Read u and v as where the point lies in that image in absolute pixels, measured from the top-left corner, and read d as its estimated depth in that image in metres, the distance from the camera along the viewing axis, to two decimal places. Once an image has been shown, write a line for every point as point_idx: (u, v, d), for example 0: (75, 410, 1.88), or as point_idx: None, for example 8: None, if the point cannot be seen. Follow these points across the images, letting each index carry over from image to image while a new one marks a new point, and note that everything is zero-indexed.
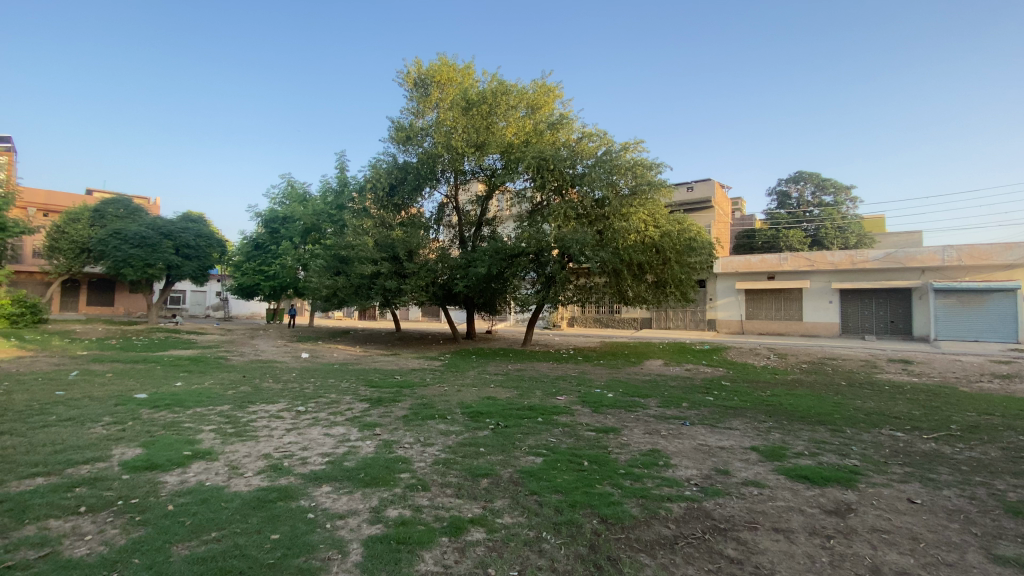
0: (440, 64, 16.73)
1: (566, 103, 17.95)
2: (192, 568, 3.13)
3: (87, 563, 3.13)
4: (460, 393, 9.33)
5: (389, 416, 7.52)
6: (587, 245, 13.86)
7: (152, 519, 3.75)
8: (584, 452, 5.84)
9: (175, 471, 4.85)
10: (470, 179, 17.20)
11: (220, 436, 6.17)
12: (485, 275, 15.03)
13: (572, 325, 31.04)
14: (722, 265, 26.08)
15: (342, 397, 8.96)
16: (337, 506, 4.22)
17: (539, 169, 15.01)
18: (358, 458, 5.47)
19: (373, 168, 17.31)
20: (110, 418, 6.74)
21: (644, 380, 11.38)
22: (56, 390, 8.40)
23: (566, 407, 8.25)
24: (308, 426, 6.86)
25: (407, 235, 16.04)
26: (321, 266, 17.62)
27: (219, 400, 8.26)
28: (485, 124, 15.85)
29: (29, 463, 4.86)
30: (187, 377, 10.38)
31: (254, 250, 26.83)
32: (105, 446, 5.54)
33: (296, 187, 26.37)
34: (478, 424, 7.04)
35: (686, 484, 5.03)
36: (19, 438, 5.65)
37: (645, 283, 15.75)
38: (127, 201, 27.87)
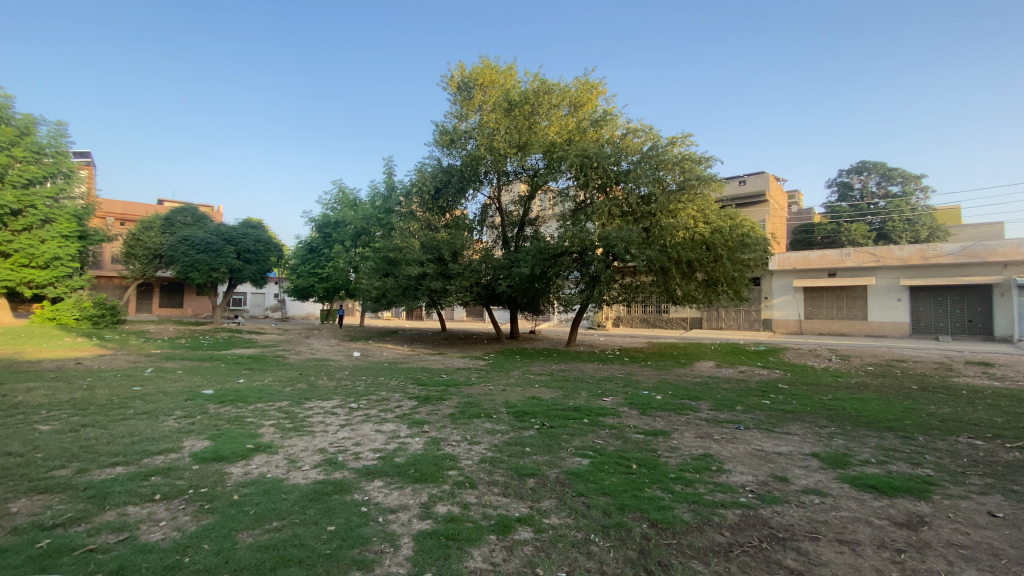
0: (483, 67, 16.87)
1: (611, 99, 17.68)
2: (256, 555, 3.30)
3: (162, 547, 3.36)
4: (506, 393, 9.37)
5: (436, 414, 7.67)
6: (633, 243, 13.58)
7: (219, 508, 3.99)
8: (632, 455, 5.74)
9: (239, 463, 5.14)
10: (513, 179, 17.23)
11: (280, 430, 6.48)
12: (529, 275, 15.04)
13: (618, 325, 30.57)
14: (777, 262, 25.01)
15: (391, 395, 9.21)
16: (388, 500, 4.33)
17: (582, 167, 14.87)
18: (407, 454, 5.60)
19: (418, 172, 17.61)
20: (181, 412, 7.23)
21: (695, 382, 11.02)
22: (134, 386, 9.11)
23: (613, 409, 8.13)
24: (360, 422, 7.09)
25: (452, 237, 16.29)
26: (370, 268, 18.15)
27: (277, 396, 8.70)
28: (528, 123, 15.86)
29: (111, 453, 5.29)
30: (248, 375, 10.98)
31: (309, 253, 28.05)
32: (176, 438, 5.93)
33: (347, 193, 27.34)
34: (524, 424, 7.04)
35: (741, 490, 4.83)
36: (102, 430, 6.16)
37: (695, 282, 15.30)
38: (193, 208, 29.66)
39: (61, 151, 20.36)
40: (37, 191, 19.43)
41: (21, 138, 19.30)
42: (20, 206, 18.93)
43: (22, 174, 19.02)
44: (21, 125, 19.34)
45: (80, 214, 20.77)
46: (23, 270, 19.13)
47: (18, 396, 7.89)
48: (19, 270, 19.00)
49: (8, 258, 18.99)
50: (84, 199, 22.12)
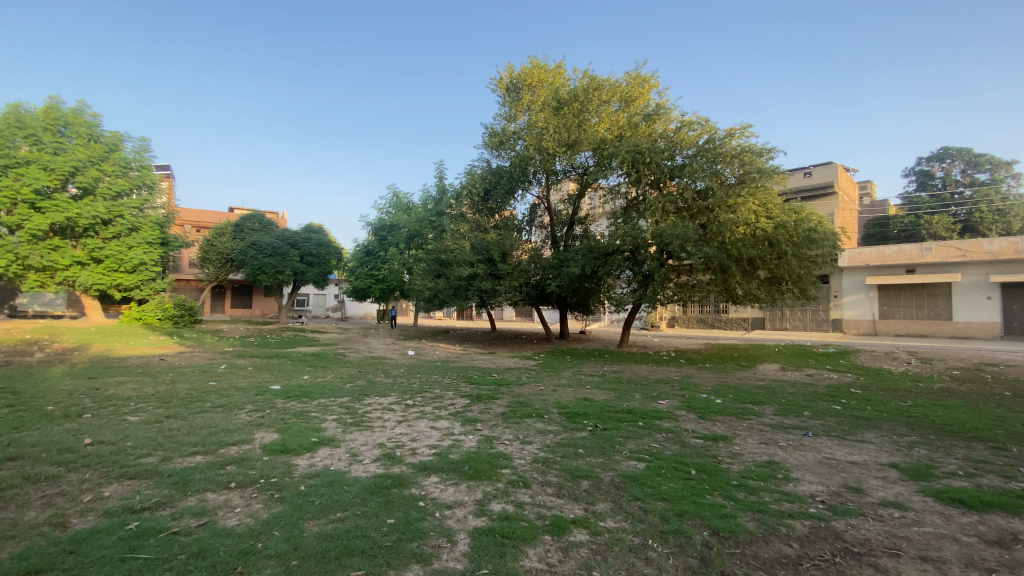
0: (531, 67, 16.88)
1: (663, 92, 17.24)
2: (322, 544, 3.44)
3: (238, 532, 3.59)
4: (557, 393, 9.31)
5: (489, 412, 7.74)
6: (689, 241, 13.12)
7: (288, 497, 4.21)
8: (691, 460, 5.54)
9: (304, 455, 5.40)
10: (562, 179, 17.14)
11: (342, 425, 6.77)
12: (578, 275, 14.88)
13: (672, 325, 29.73)
14: (848, 258, 23.51)
15: (444, 393, 9.39)
16: (444, 496, 4.41)
17: (634, 163, 14.56)
18: (461, 451, 5.69)
19: (468, 175, 17.83)
20: (252, 406, 7.71)
21: (757, 386, 10.47)
22: (211, 381, 9.82)
23: (669, 412, 7.88)
24: (416, 419, 7.28)
25: (501, 237, 16.41)
26: (422, 269, 18.62)
27: (338, 392, 9.08)
28: (577, 121, 15.73)
29: (191, 443, 5.70)
30: (312, 372, 11.57)
31: (365, 256, 29.13)
32: (248, 430, 6.31)
33: (401, 197, 28.17)
34: (576, 425, 6.96)
35: (811, 500, 4.54)
36: (183, 421, 6.66)
37: (756, 280, 14.65)
38: (260, 215, 31.41)
39: (144, 164, 22.26)
40: (125, 202, 21.22)
41: (110, 154, 21.19)
42: (111, 217, 20.77)
43: (111, 187, 20.81)
44: (109, 141, 21.29)
45: (160, 222, 22.56)
46: (114, 274, 21.06)
47: (112, 389, 8.69)
48: (111, 275, 20.92)
49: (100, 263, 20.89)
50: (164, 208, 24.09)
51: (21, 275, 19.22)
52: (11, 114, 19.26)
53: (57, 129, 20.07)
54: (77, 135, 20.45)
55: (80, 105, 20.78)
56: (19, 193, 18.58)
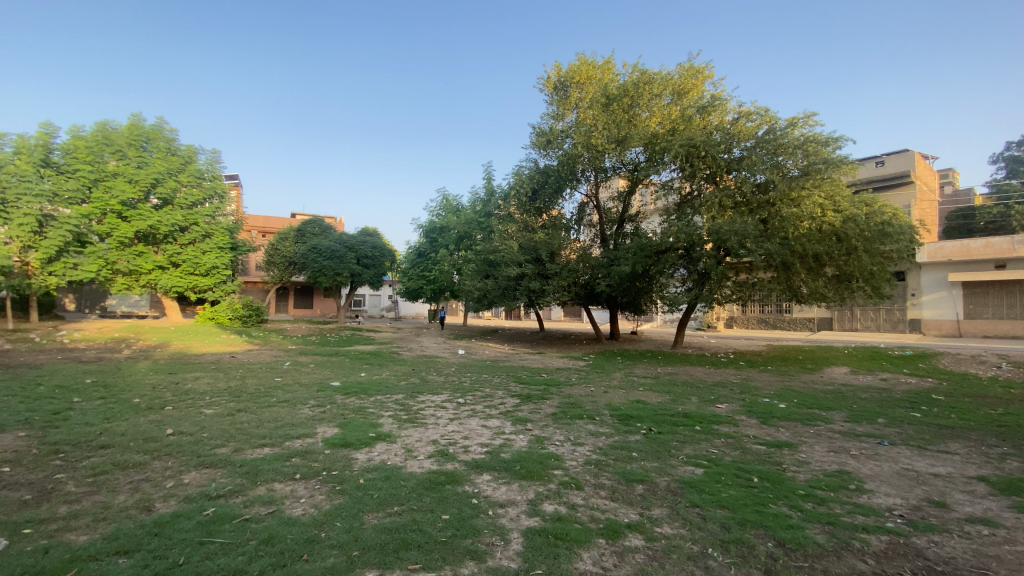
0: (579, 64, 16.67)
1: (718, 82, 16.59)
2: (381, 536, 3.55)
3: (304, 521, 3.77)
4: (608, 395, 9.14)
5: (539, 413, 7.72)
6: (749, 237, 12.54)
7: (348, 490, 4.38)
8: (752, 467, 5.29)
9: (363, 450, 5.60)
10: (611, 176, 16.86)
11: (397, 421, 6.97)
12: (630, 274, 14.55)
13: (730, 326, 28.56)
14: (927, 253, 21.68)
15: (495, 392, 9.47)
16: (497, 495, 4.44)
17: (688, 157, 14.11)
18: (513, 451, 5.70)
19: (516, 175, 17.83)
20: (314, 401, 8.09)
21: (825, 390, 9.82)
22: (276, 377, 10.40)
23: (728, 417, 7.56)
24: (468, 417, 7.37)
25: (549, 237, 16.36)
26: (472, 269, 18.86)
27: (393, 389, 9.36)
28: (627, 117, 15.39)
29: (259, 435, 6.05)
30: (369, 369, 12.01)
31: (417, 258, 29.88)
32: (311, 424, 6.62)
33: (450, 200, 28.64)
34: (629, 428, 6.81)
35: (887, 514, 4.21)
36: (252, 414, 7.09)
37: (823, 277, 13.83)
38: (319, 220, 32.87)
39: (215, 174, 23.95)
40: (199, 210, 22.88)
41: (186, 166, 22.89)
42: (188, 224, 22.39)
43: (187, 197, 22.48)
44: (185, 154, 23.05)
45: (231, 228, 24.13)
46: (190, 277, 22.69)
47: (189, 383, 9.38)
48: (188, 278, 22.56)
49: (178, 267, 22.56)
50: (233, 215, 25.80)
51: (110, 279, 21.06)
52: (101, 131, 21.12)
53: (140, 144, 21.81)
54: (157, 149, 22.21)
55: (160, 121, 22.54)
56: (107, 204, 20.24)
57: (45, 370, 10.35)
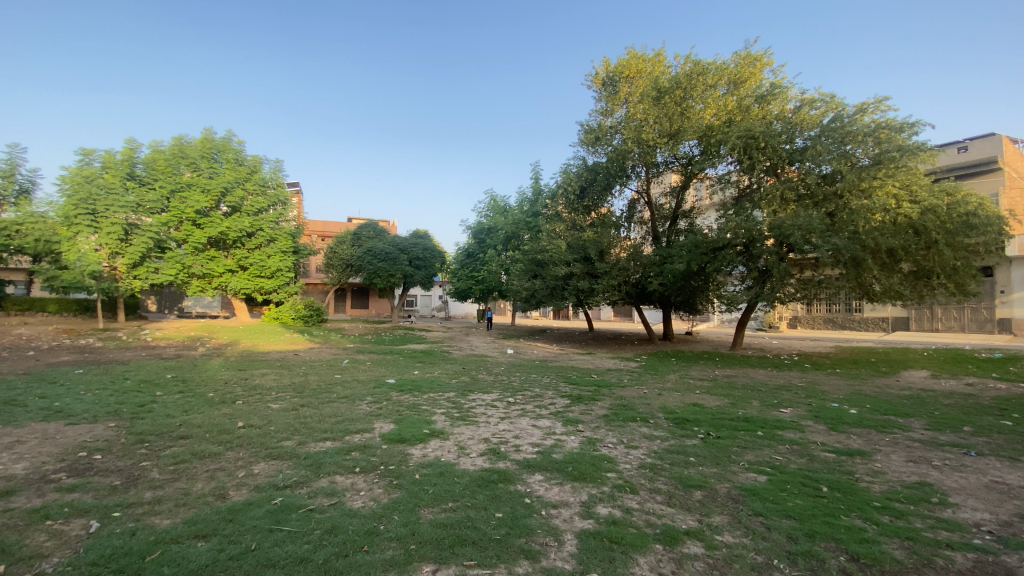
0: (629, 58, 16.27)
1: (778, 70, 15.79)
2: (436, 531, 3.62)
3: (363, 513, 3.90)
4: (662, 398, 8.88)
5: (590, 414, 7.62)
6: (814, 231, 11.84)
7: (405, 485, 4.50)
8: (821, 475, 4.98)
9: (418, 446, 5.73)
10: (663, 171, 16.46)
11: (450, 418, 7.09)
12: (684, 272, 14.10)
13: (793, 326, 27.12)
14: (1017, 246, 19.68)
15: (545, 391, 9.44)
16: (550, 495, 4.41)
17: (746, 149, 13.51)
18: (565, 451, 5.65)
19: (563, 174, 17.66)
20: (371, 398, 8.38)
21: (902, 396, 9.10)
22: (336, 374, 10.86)
23: (793, 422, 7.15)
24: (518, 416, 7.39)
25: (598, 235, 16.15)
26: (520, 268, 18.87)
27: (445, 387, 9.55)
28: (680, 110, 14.91)
29: (322, 429, 6.34)
30: (421, 367, 12.32)
31: (467, 258, 30.34)
32: (369, 420, 6.87)
33: (498, 201, 28.86)
34: (686, 432, 6.58)
35: (976, 530, 3.84)
36: (315, 409, 7.43)
37: (899, 274, 12.87)
38: (373, 224, 33.96)
39: (278, 183, 25.37)
40: (264, 217, 24.29)
41: (252, 175, 24.38)
42: (254, 230, 23.82)
43: (254, 204, 23.93)
44: (252, 164, 24.55)
45: (293, 233, 25.47)
46: (257, 280, 24.10)
47: (257, 379, 9.97)
48: (255, 280, 23.97)
49: (246, 270, 24.02)
50: (295, 221, 27.22)
51: (187, 282, 22.73)
52: (177, 145, 22.84)
53: (212, 156, 23.41)
54: (226, 160, 23.77)
55: (229, 134, 24.12)
56: (183, 213, 21.85)
57: (132, 365, 11.34)
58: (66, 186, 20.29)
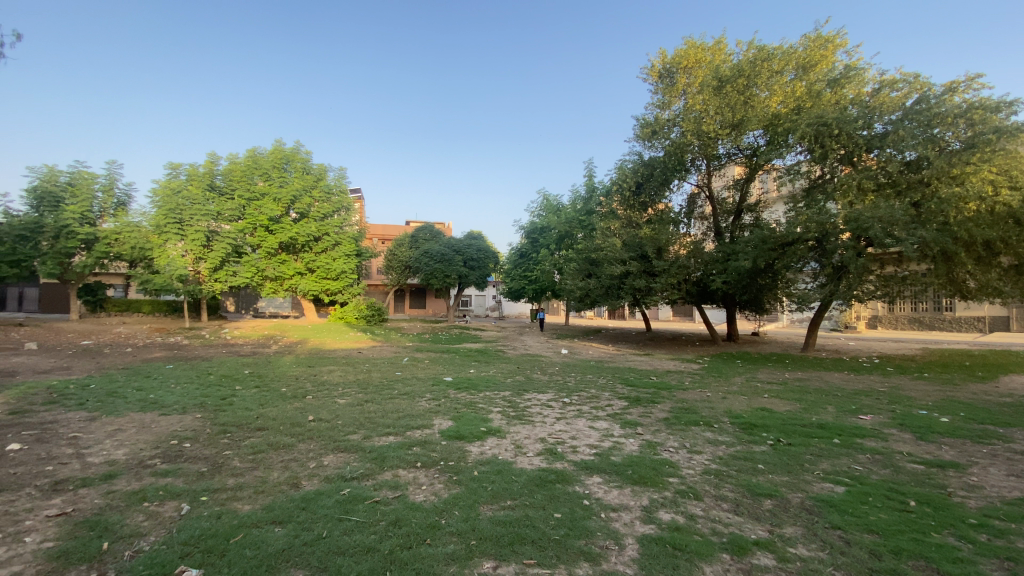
0: (687, 48, 15.66)
1: (853, 50, 14.74)
2: (496, 528, 3.66)
3: (425, 507, 4.02)
4: (727, 401, 8.50)
5: (649, 416, 7.42)
6: (897, 224, 10.95)
7: (464, 481, 4.58)
8: (907, 488, 4.58)
9: (475, 444, 5.81)
10: (726, 163, 15.83)
11: (506, 417, 7.14)
12: (749, 269, 13.46)
13: (872, 326, 25.19)
14: None
15: (601, 392, 9.30)
16: (609, 498, 4.34)
17: (818, 137, 12.70)
18: (623, 454, 5.54)
19: (618, 170, 17.25)
20: (430, 395, 8.61)
21: (1002, 404, 8.20)
22: (397, 371, 11.25)
23: (874, 430, 6.63)
24: (574, 417, 7.33)
25: (656, 232, 15.66)
26: (574, 268, 18.70)
27: (501, 386, 9.64)
28: (743, 99, 14.21)
29: (385, 424, 6.58)
30: (477, 366, 12.51)
31: (520, 258, 30.53)
32: (428, 416, 7.06)
33: (551, 200, 28.79)
34: (754, 438, 6.26)
35: None
36: (378, 405, 7.74)
37: (997, 268, 11.74)
38: (430, 226, 34.81)
39: (342, 189, 26.65)
40: (330, 222, 25.58)
41: (318, 183, 25.79)
42: (321, 234, 25.17)
43: (320, 210, 25.29)
44: (318, 172, 25.97)
45: (356, 237, 26.65)
46: (324, 281, 25.43)
47: (324, 376, 10.52)
48: (321, 282, 25.29)
49: (314, 273, 25.41)
50: (357, 225, 28.50)
51: (261, 284, 24.33)
52: (252, 157, 24.53)
53: (282, 166, 24.98)
54: (295, 169, 25.28)
55: (297, 145, 25.64)
56: (258, 220, 23.45)
57: (214, 362, 12.29)
58: (157, 198, 22.29)
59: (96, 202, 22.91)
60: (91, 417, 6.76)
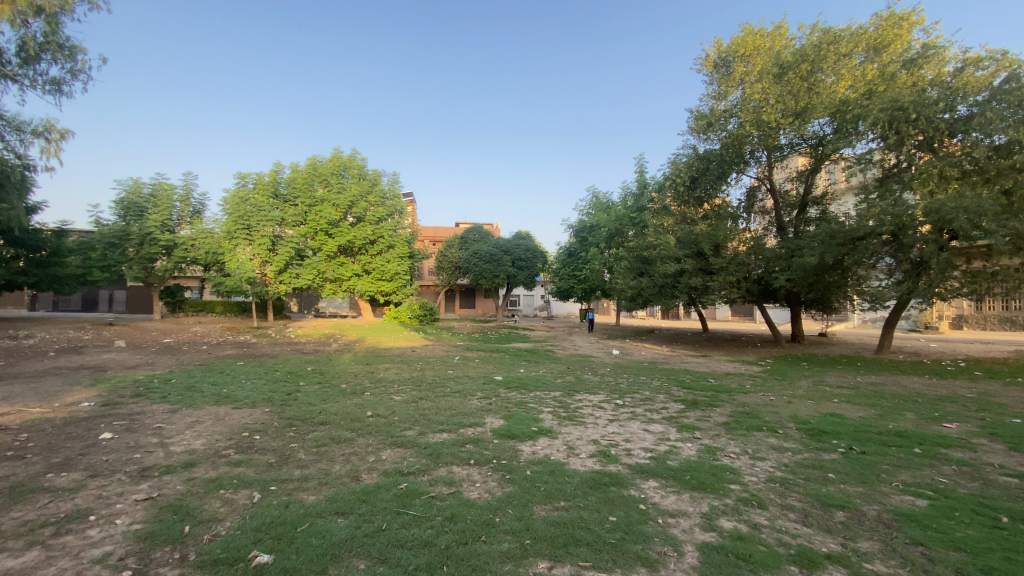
0: (744, 35, 14.98)
1: (931, 28, 13.59)
2: (550, 529, 3.64)
3: (479, 504, 4.07)
4: (792, 406, 8.04)
5: (707, 420, 7.14)
6: (986, 215, 10.00)
7: (517, 480, 4.59)
8: (1001, 503, 4.16)
9: (527, 443, 5.82)
10: (788, 153, 15.00)
11: (558, 417, 7.10)
12: (816, 265, 12.71)
13: (956, 326, 23.12)
14: None
15: (656, 395, 9.06)
16: (667, 503, 4.22)
17: (892, 122, 11.77)
18: (681, 459, 5.37)
19: (672, 165, 16.71)
20: (481, 393, 8.71)
21: None
22: (448, 370, 11.47)
23: (960, 439, 6.06)
24: (628, 419, 7.18)
25: (713, 228, 15.07)
26: (625, 267, 18.31)
27: (552, 386, 9.61)
28: (807, 85, 13.42)
29: (439, 421, 6.71)
30: (527, 366, 12.52)
31: (569, 258, 30.32)
32: (480, 415, 7.14)
33: (600, 197, 28.38)
34: (823, 445, 5.89)
35: None
36: (432, 402, 7.92)
37: None
38: (478, 228, 35.17)
39: (395, 193, 27.50)
40: (384, 225, 26.40)
41: (373, 188, 26.75)
42: (376, 237, 26.04)
43: (375, 214, 26.19)
44: (372, 178, 26.92)
45: (408, 239, 27.37)
46: (379, 283, 26.27)
47: (380, 373, 10.89)
48: (377, 283, 26.15)
49: (370, 274, 26.32)
50: (410, 228, 29.29)
51: (321, 286, 25.47)
52: (312, 165, 25.78)
53: (340, 173, 26.10)
54: (352, 175, 26.34)
55: (354, 152, 26.69)
56: (318, 224, 24.61)
57: (280, 359, 13.02)
58: (228, 206, 23.90)
59: (175, 210, 24.81)
60: (172, 409, 7.34)
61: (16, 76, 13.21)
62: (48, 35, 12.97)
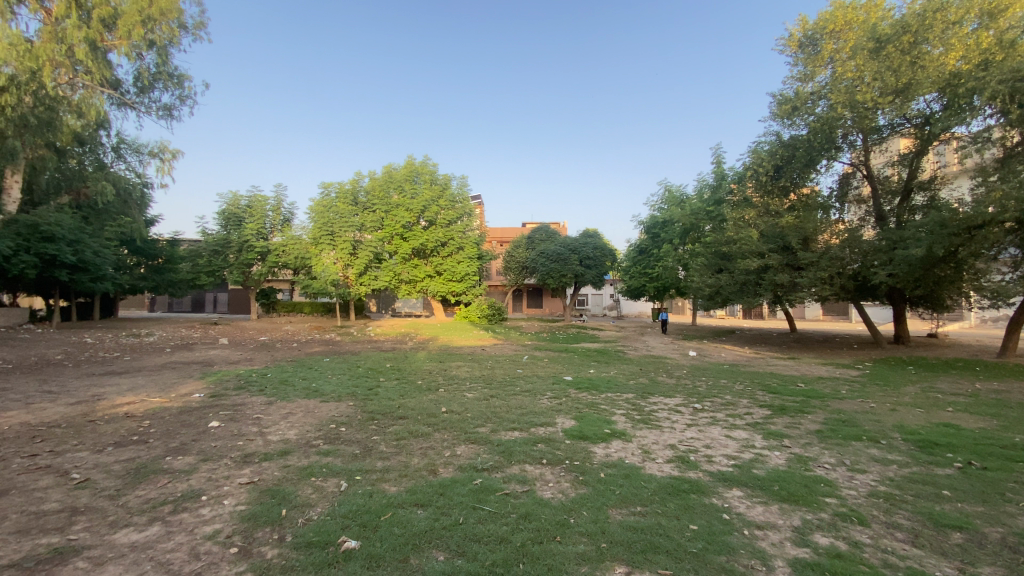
0: (834, 10, 13.78)
1: None
2: (627, 534, 3.56)
3: (553, 504, 4.05)
4: (896, 414, 7.27)
5: (797, 428, 6.63)
6: None
7: (591, 482, 4.53)
8: None
9: (601, 445, 5.73)
10: (888, 135, 13.61)
11: (631, 420, 6.92)
12: (923, 258, 11.41)
13: None
14: None
15: (737, 399, 8.57)
16: (753, 514, 3.97)
17: (1016, 94, 10.32)
18: (767, 468, 5.03)
19: (752, 154, 15.72)
20: (551, 393, 8.68)
21: None
22: (518, 369, 11.55)
23: None
24: (707, 425, 6.84)
25: (800, 220, 14.01)
26: (702, 264, 17.46)
27: (624, 388, 9.39)
28: (910, 59, 12.11)
29: (511, 420, 6.76)
30: (598, 366, 12.33)
31: (639, 255, 29.49)
32: (551, 414, 7.12)
33: (673, 192, 27.32)
34: (936, 458, 5.26)
35: None
36: (503, 400, 8.02)
37: None
38: (545, 227, 34.89)
39: (464, 197, 28.15)
40: (454, 228, 27.08)
41: (444, 192, 27.58)
42: (447, 239, 26.77)
43: (446, 217, 26.95)
44: (443, 182, 27.74)
45: (477, 241, 27.85)
46: (450, 283, 26.98)
47: (453, 371, 11.20)
48: (448, 284, 26.88)
49: (441, 276, 27.11)
50: (479, 229, 29.84)
51: (397, 287, 26.60)
52: (388, 172, 27.13)
53: (414, 178, 27.21)
54: (424, 181, 27.37)
55: (426, 158, 27.70)
56: (394, 228, 25.79)
57: (361, 357, 13.81)
58: (314, 213, 25.77)
59: (268, 220, 27.07)
60: (268, 401, 8.00)
61: (134, 104, 15.12)
62: (160, 66, 14.74)
